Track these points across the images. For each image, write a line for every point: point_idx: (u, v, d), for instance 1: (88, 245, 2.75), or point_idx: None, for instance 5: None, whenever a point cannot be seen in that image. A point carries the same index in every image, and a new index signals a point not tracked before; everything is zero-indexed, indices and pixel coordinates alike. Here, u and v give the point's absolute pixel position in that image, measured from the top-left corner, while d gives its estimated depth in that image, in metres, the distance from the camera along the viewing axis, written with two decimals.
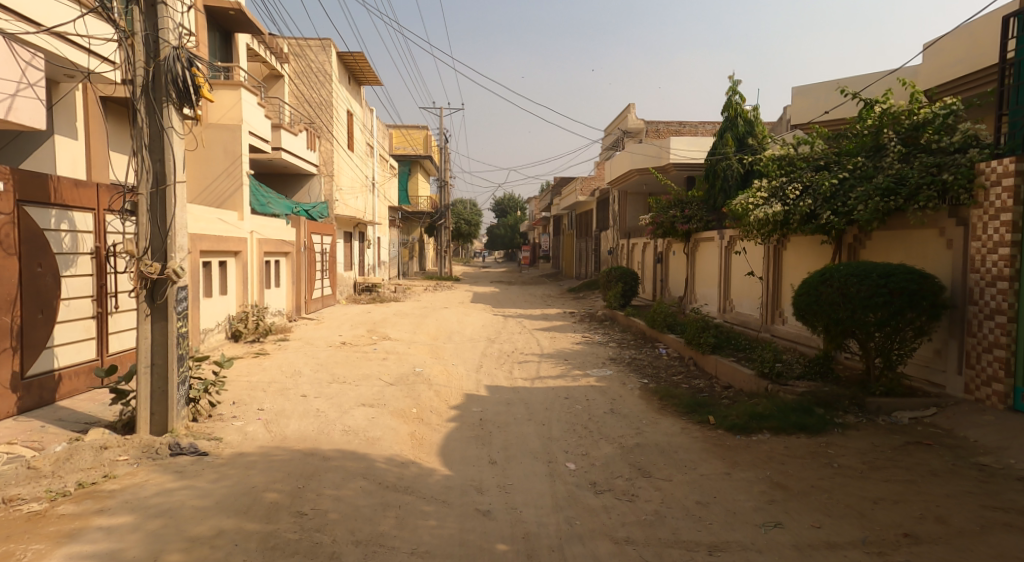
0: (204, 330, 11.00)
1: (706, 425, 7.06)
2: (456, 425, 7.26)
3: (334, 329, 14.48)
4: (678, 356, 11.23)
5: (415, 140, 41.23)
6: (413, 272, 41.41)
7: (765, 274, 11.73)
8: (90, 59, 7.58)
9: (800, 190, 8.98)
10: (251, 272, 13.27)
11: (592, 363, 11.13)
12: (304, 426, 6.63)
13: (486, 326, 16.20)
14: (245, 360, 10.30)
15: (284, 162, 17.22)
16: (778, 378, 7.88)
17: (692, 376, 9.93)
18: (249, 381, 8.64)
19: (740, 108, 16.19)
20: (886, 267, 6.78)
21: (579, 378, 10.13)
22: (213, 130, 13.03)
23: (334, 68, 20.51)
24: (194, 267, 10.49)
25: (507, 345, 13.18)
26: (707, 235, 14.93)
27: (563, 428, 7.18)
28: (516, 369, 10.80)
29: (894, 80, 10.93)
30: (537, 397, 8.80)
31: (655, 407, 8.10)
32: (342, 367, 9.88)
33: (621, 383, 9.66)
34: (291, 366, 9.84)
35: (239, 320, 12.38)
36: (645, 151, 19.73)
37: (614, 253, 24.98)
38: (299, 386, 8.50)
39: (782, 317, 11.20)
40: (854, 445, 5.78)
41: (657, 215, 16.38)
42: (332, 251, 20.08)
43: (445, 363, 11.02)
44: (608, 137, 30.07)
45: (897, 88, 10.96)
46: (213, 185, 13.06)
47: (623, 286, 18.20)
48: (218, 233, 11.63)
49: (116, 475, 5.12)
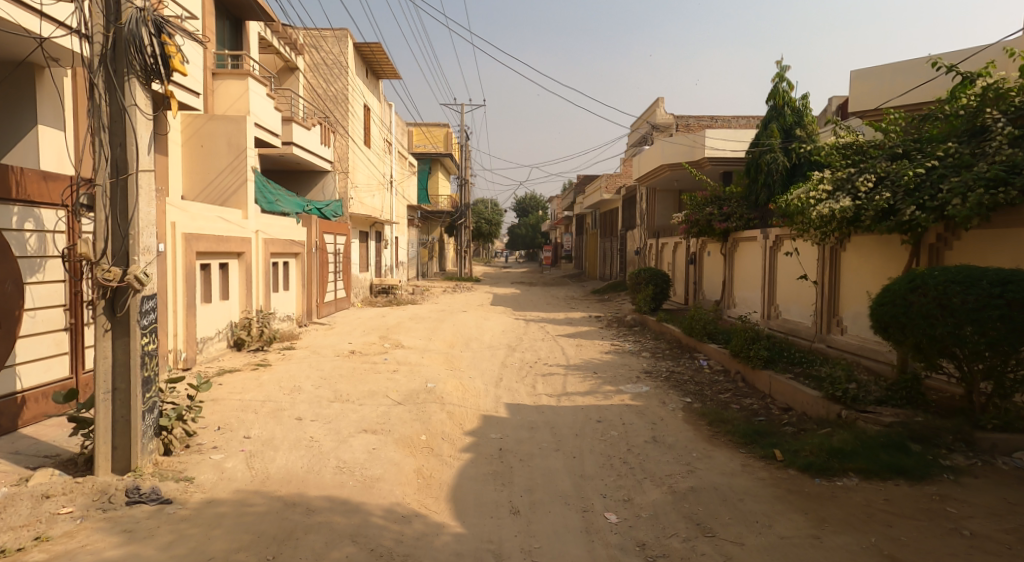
0: (201, 339, 10.04)
1: (772, 462, 5.89)
2: (471, 457, 6.18)
3: (344, 336, 13.49)
4: (723, 370, 10.05)
5: (435, 137, 40.36)
6: (433, 273, 40.53)
7: (820, 278, 10.51)
8: (42, 23, 6.20)
9: (873, 181, 7.89)
10: (256, 275, 12.31)
11: (626, 377, 9.97)
12: (294, 461, 5.60)
13: (507, 332, 15.11)
14: (242, 373, 9.33)
15: (296, 157, 16.32)
16: (853, 404, 6.68)
17: (741, 394, 8.74)
18: (240, 400, 7.63)
19: (787, 96, 14.92)
20: (999, 273, 5.62)
21: (612, 394, 9.00)
22: (215, 121, 11.95)
23: (350, 59, 19.54)
24: (188, 271, 9.43)
25: (529, 354, 12.08)
26: (748, 234, 13.70)
27: (598, 463, 6.06)
28: (539, 384, 9.71)
29: (997, 50, 9.69)
30: (565, 419, 7.71)
31: (704, 434, 6.95)
32: (346, 383, 8.84)
33: (660, 402, 8.50)
34: (290, 381, 8.82)
35: (242, 327, 11.43)
36: (678, 144, 18.49)
37: (641, 253, 23.80)
38: (296, 406, 7.48)
39: (840, 325, 9.98)
40: (981, 503, 4.63)
41: (691, 213, 15.17)
42: (347, 251, 19.15)
43: (461, 376, 9.95)
44: (634, 132, 28.88)
45: (999, 58, 9.72)
46: (215, 181, 12.06)
47: (654, 289, 17.01)
48: (219, 232, 10.66)
49: (52, 534, 4.03)
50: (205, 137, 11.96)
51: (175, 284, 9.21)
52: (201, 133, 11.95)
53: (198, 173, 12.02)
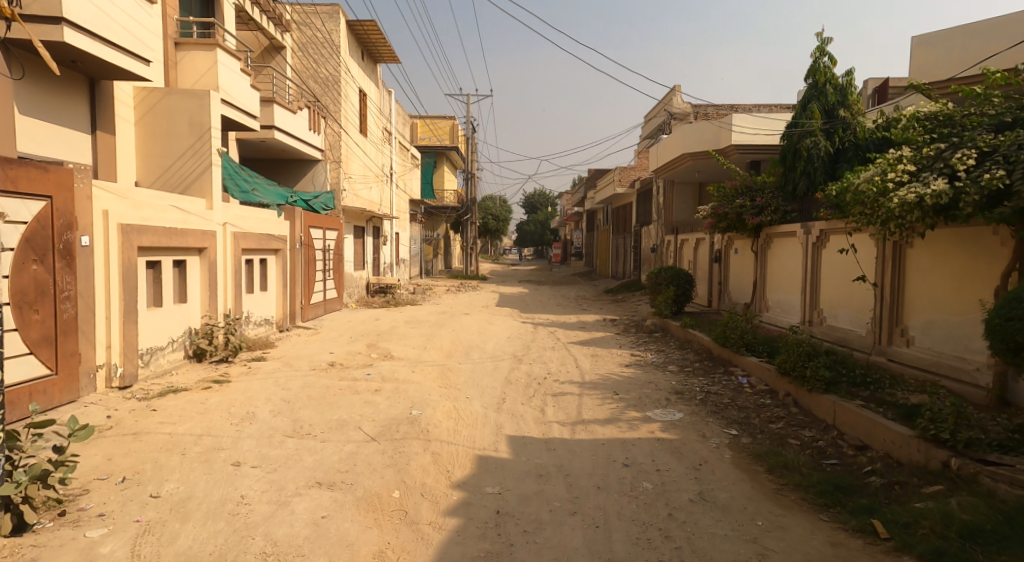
0: (147, 352, 8.47)
1: (875, 544, 4.22)
2: (457, 526, 4.59)
3: (327, 343, 11.87)
4: (768, 390, 8.34)
5: (440, 130, 38.80)
6: (438, 270, 38.97)
7: (877, 279, 8.82)
8: None
9: (975, 157, 6.51)
10: (223, 274, 10.72)
11: (652, 398, 8.31)
12: (202, 543, 4.01)
13: (512, 338, 13.50)
14: (189, 394, 7.77)
15: (279, 143, 14.76)
16: (967, 451, 4.97)
17: (798, 424, 7.08)
18: (168, 436, 6.05)
19: (830, 73, 13.13)
20: None
21: (638, 423, 7.34)
22: (172, 95, 10.32)
23: (343, 38, 17.86)
24: (126, 269, 7.84)
25: (538, 367, 10.42)
26: (785, 229, 11.99)
27: (629, 538, 4.43)
28: (549, 407, 8.03)
29: None
30: (582, 461, 6.06)
31: (766, 487, 5.27)
32: (312, 408, 7.22)
33: (699, 435, 6.83)
34: (245, 406, 7.24)
35: (203, 336, 9.82)
36: (701, 131, 16.84)
37: (659, 249, 22.04)
38: (239, 444, 5.89)
39: (906, 335, 8.27)
40: None
41: (719, 205, 13.42)
42: (338, 248, 17.55)
43: (455, 397, 8.33)
44: (650, 121, 27.22)
45: None
46: (175, 165, 10.45)
47: (675, 290, 15.33)
48: (172, 224, 9.06)
49: None
50: (162, 115, 10.35)
51: (108, 286, 7.62)
52: (157, 109, 10.34)
53: (154, 156, 10.44)
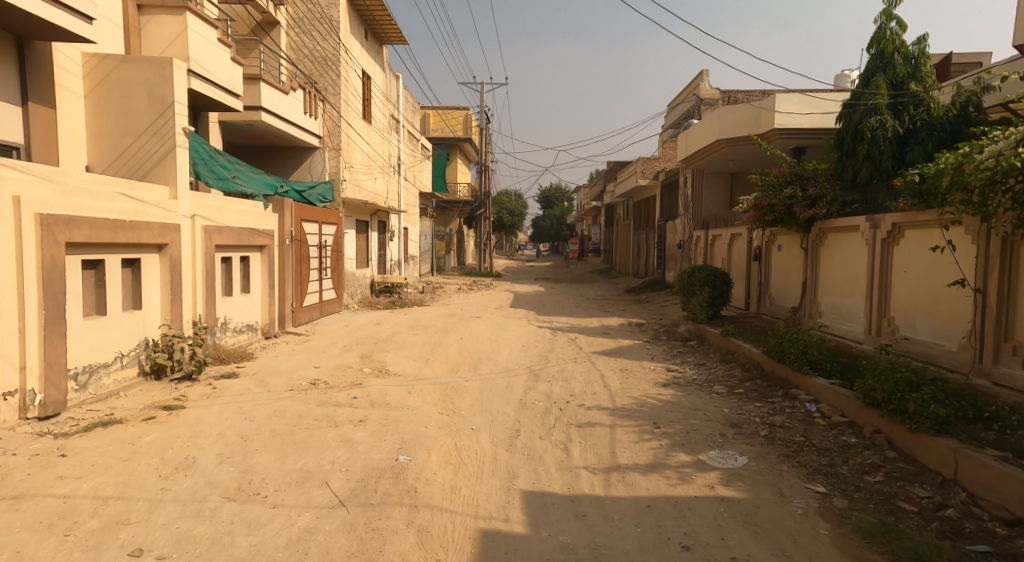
0: (86, 369, 6.97)
1: None
2: None
3: (314, 354, 10.31)
4: (849, 424, 6.62)
5: (453, 121, 37.17)
6: (451, 266, 37.38)
7: (980, 284, 7.05)
8: None
9: None
10: (189, 274, 9.13)
11: (703, 435, 6.62)
12: None
13: (527, 347, 11.90)
14: (123, 428, 6.21)
15: (268, 127, 13.22)
16: None
17: (905, 478, 5.39)
18: (62, 501, 4.48)
19: (898, 40, 11.27)
20: None
21: (691, 472, 5.66)
22: (127, 64, 8.73)
23: (342, 14, 16.24)
24: (47, 269, 6.29)
25: (558, 386, 8.75)
26: (845, 221, 10.17)
27: None
28: (575, 444, 6.38)
29: None
30: (627, 537, 4.43)
31: None
32: (270, 452, 5.60)
33: (777, 495, 5.14)
34: (186, 446, 5.67)
35: (162, 349, 8.25)
36: (739, 113, 15.03)
37: (687, 246, 20.32)
38: (154, 513, 4.33)
39: (1019, 354, 6.52)
40: None
41: (763, 195, 11.51)
42: (338, 244, 15.99)
43: (459, 429, 6.69)
44: (675, 109, 25.43)
45: None
46: (133, 147, 8.91)
47: (711, 292, 13.55)
48: (119, 214, 7.49)
49: None
50: (116, 87, 8.77)
51: (22, 292, 6.06)
52: (110, 81, 8.76)
53: (108, 136, 8.90)
